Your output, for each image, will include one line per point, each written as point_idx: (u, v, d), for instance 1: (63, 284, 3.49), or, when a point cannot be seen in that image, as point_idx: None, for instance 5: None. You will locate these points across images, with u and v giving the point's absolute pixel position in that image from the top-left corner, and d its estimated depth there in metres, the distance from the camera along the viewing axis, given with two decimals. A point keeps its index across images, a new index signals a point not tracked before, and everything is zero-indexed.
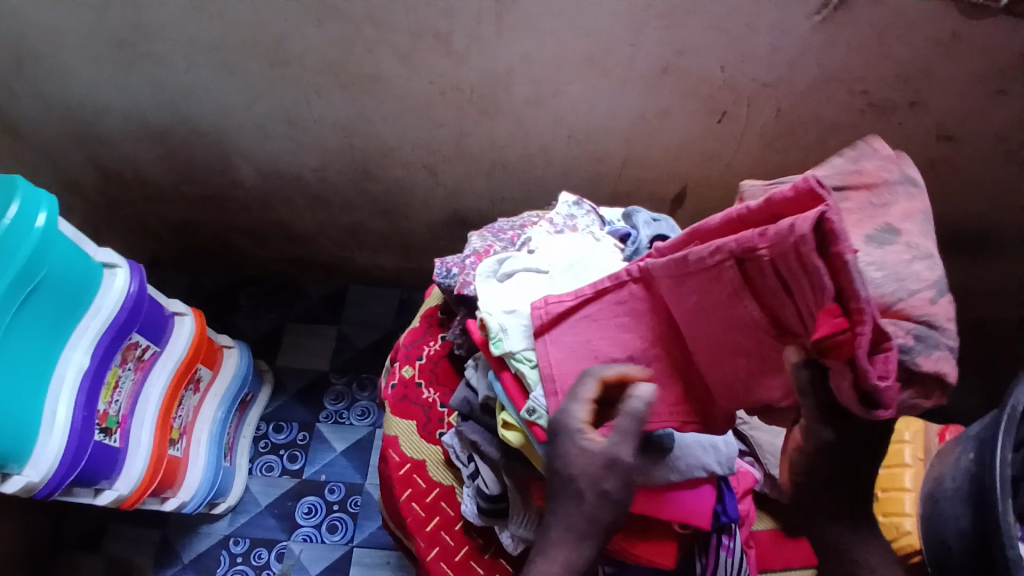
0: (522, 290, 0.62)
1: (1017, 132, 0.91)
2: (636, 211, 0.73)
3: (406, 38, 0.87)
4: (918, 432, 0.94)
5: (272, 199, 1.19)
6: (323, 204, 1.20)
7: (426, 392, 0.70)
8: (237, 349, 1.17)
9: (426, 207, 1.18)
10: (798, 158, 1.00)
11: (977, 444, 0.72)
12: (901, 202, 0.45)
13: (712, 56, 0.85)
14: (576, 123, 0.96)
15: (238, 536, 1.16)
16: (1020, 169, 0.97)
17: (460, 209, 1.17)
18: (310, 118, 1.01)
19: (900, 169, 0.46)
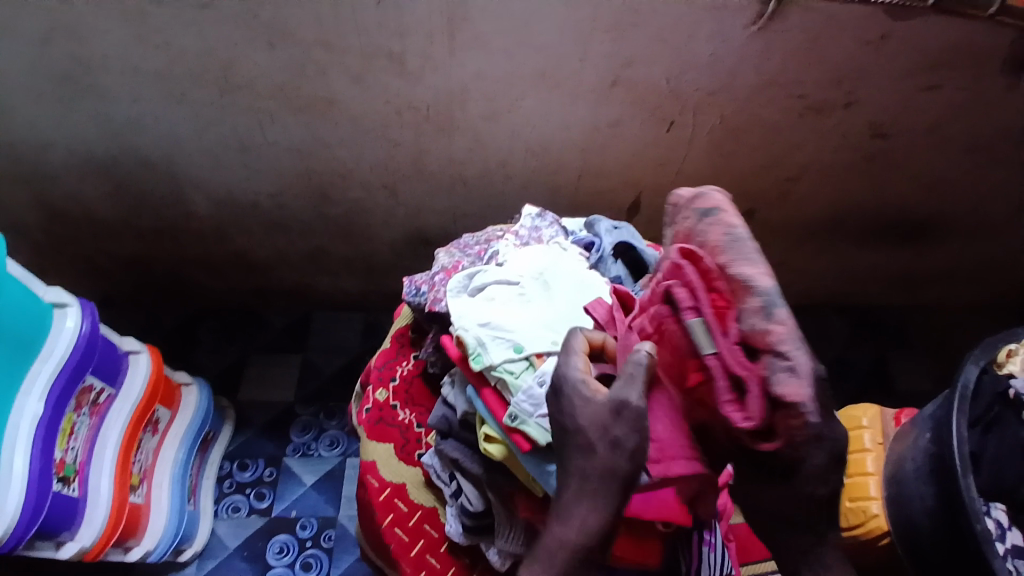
0: (494, 301, 0.63)
1: (943, 125, 0.97)
2: (598, 219, 0.74)
3: (358, 61, 0.87)
4: (875, 416, 0.92)
5: (227, 228, 1.16)
6: (281, 230, 1.17)
7: (401, 413, 0.69)
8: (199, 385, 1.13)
9: (387, 227, 1.17)
10: (747, 160, 1.04)
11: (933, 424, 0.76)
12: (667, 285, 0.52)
13: (658, 68, 0.89)
14: (532, 137, 0.98)
15: None
16: (948, 159, 1.04)
17: (421, 227, 1.17)
18: (263, 144, 0.99)
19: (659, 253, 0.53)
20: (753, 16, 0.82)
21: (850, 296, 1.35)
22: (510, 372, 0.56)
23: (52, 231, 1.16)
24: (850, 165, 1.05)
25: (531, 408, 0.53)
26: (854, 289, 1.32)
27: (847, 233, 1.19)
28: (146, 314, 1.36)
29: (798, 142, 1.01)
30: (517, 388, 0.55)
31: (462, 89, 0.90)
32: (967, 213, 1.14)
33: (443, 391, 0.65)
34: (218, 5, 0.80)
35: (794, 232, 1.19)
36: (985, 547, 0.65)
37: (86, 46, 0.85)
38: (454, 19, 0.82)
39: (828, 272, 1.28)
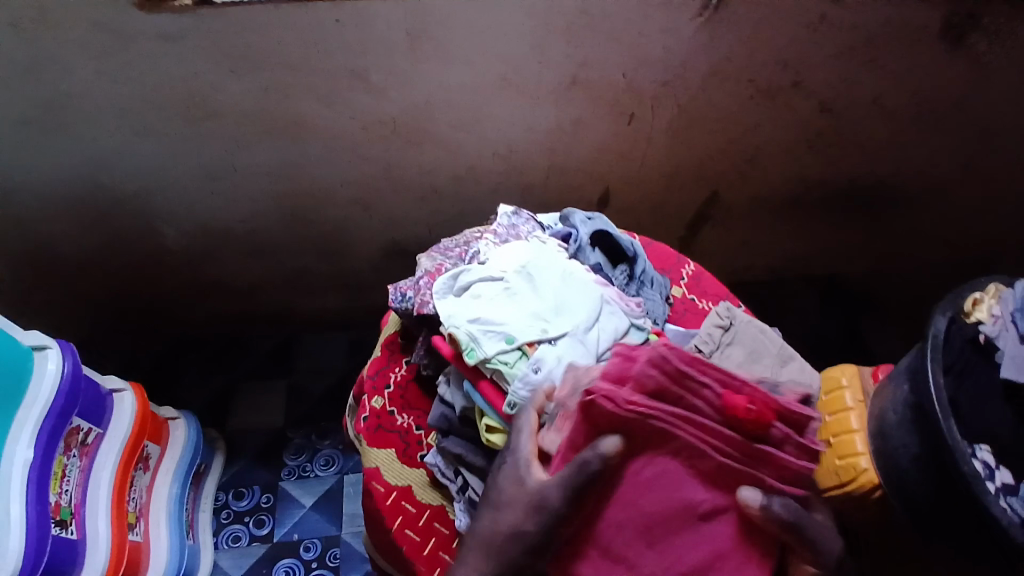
0: (481, 299, 0.65)
1: (884, 97, 1.03)
2: (571, 211, 0.76)
3: (323, 80, 0.88)
4: (852, 376, 0.95)
5: (202, 257, 1.15)
6: (256, 255, 1.17)
7: (399, 418, 0.70)
8: (185, 417, 1.12)
9: (363, 243, 1.18)
10: (706, 145, 1.08)
11: (909, 375, 0.80)
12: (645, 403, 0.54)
13: (613, 64, 0.92)
14: (499, 141, 1.00)
15: None
16: (891, 129, 1.10)
17: (397, 240, 1.18)
18: (233, 170, 0.99)
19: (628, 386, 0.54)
20: (698, 9, 0.87)
21: (816, 267, 1.41)
22: (505, 362, 0.58)
23: (20, 277, 1.13)
24: (803, 142, 1.10)
25: (527, 394, 0.57)
26: (818, 261, 1.38)
27: (806, 207, 1.24)
28: (122, 354, 1.34)
29: (752, 125, 1.06)
30: (513, 377, 0.57)
31: (427, 100, 0.92)
32: (914, 179, 1.20)
33: (439, 391, 0.67)
34: (179, 36, 0.81)
35: (757, 211, 1.24)
36: (974, 484, 0.69)
37: (45, 86, 0.84)
38: (414, 32, 0.84)
39: (792, 247, 1.33)
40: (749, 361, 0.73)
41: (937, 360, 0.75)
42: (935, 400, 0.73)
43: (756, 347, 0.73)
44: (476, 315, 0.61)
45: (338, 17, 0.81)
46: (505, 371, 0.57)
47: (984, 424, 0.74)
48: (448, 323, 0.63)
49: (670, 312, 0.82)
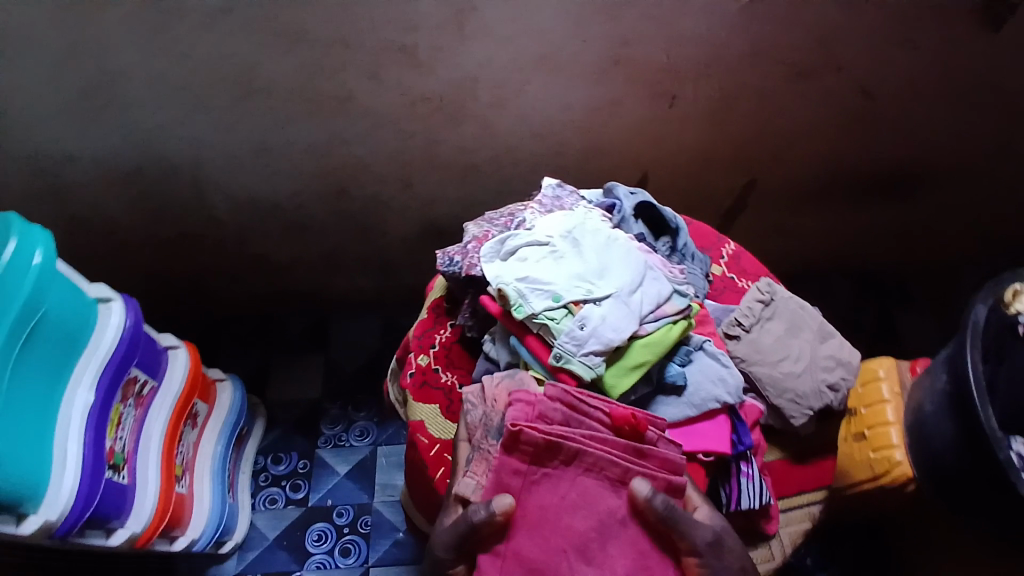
0: (528, 262, 0.66)
1: (925, 82, 1.03)
2: (615, 184, 0.78)
3: (375, 56, 0.91)
4: (892, 368, 0.89)
5: (248, 231, 1.19)
6: (300, 230, 1.21)
7: (443, 376, 0.73)
8: (230, 382, 1.16)
9: (403, 221, 1.21)
10: (743, 130, 1.09)
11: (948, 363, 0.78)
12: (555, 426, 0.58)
13: (655, 45, 0.94)
14: (541, 122, 1.02)
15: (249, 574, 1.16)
16: (932, 116, 1.09)
17: (437, 219, 1.21)
18: (283, 144, 1.03)
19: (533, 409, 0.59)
20: None
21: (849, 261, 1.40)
22: (551, 318, 0.60)
23: (78, 246, 1.19)
24: (841, 127, 1.10)
25: (571, 346, 0.58)
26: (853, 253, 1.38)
27: (841, 198, 1.25)
28: (168, 325, 1.39)
29: (791, 110, 1.06)
30: (559, 331, 0.59)
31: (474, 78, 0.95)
32: (953, 168, 1.20)
33: (483, 349, 0.69)
34: (240, 9, 0.85)
35: (792, 200, 1.24)
36: (1011, 472, 0.68)
37: (113, 57, 0.89)
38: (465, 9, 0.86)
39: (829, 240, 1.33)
40: (789, 335, 0.74)
41: (975, 345, 0.74)
42: (971, 384, 0.72)
43: (797, 321, 0.75)
44: (523, 274, 0.63)
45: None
46: (551, 325, 0.59)
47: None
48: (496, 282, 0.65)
49: (710, 289, 0.84)
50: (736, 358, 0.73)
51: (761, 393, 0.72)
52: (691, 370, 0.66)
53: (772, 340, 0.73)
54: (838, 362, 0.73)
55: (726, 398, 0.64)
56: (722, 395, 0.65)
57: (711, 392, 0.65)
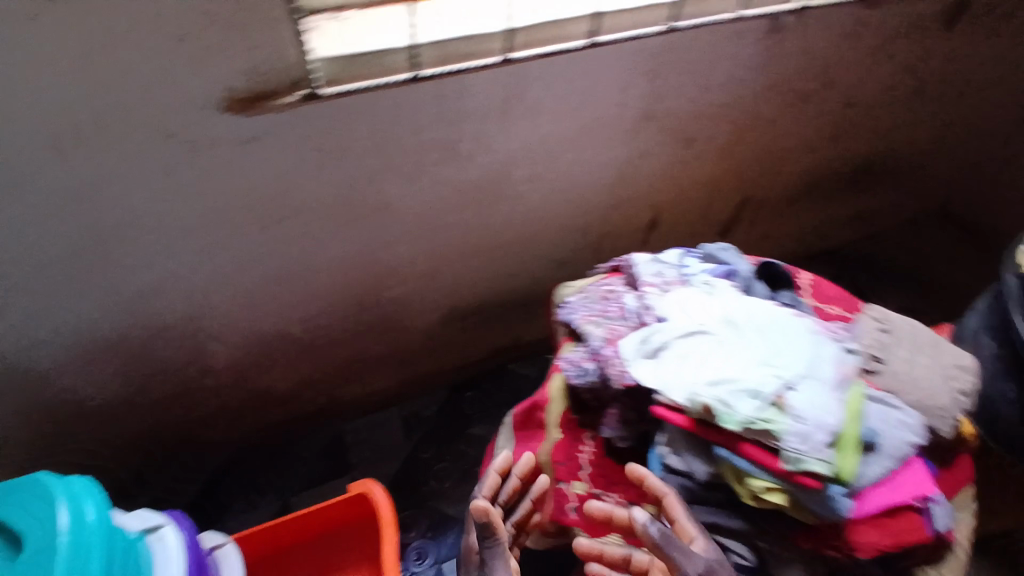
0: (691, 357, 0.64)
1: (866, 97, 1.11)
2: (711, 248, 0.78)
3: (392, 110, 0.72)
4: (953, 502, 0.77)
5: (250, 370, 1.02)
6: (311, 352, 1.05)
7: (606, 498, 0.70)
8: (238, 544, 0.86)
9: (411, 309, 1.08)
10: (746, 155, 1.11)
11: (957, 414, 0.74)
12: None
13: (684, 93, 0.91)
14: (572, 157, 0.93)
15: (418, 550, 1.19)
16: (890, 106, 1.17)
17: (453, 297, 1.10)
18: (300, 268, 0.87)
19: None
20: (764, 30, 0.87)
21: (859, 182, 1.35)
22: (767, 421, 0.57)
23: (40, 446, 0.95)
24: (825, 137, 1.16)
25: (806, 449, 0.55)
26: (862, 171, 1.32)
27: (865, 125, 1.18)
28: (160, 493, 1.16)
29: (831, 54, 0.97)
30: (782, 432, 0.56)
31: (504, 131, 0.82)
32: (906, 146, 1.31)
33: (658, 459, 0.65)
34: (272, 137, 0.69)
35: (779, 204, 1.32)
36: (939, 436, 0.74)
37: (109, 219, 0.71)
38: (467, 65, 0.69)
39: (801, 227, 1.42)
40: (913, 358, 0.75)
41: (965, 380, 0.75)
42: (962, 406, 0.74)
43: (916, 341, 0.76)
44: (709, 375, 0.60)
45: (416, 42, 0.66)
46: (770, 428, 0.57)
47: None
48: (663, 390, 0.62)
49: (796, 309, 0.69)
50: (895, 406, 0.67)
51: None
52: (874, 420, 0.65)
53: (907, 369, 0.74)
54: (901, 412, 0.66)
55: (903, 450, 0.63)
56: (909, 437, 0.64)
57: (900, 438, 0.64)
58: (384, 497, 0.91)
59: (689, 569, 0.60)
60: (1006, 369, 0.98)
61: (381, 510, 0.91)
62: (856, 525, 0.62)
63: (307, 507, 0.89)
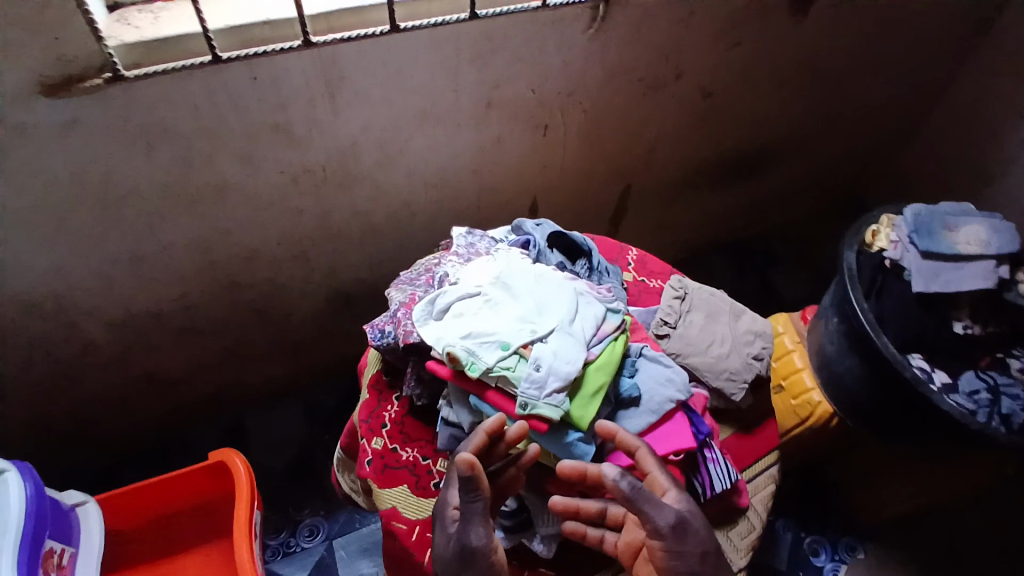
0: (464, 316, 0.68)
1: (719, 90, 1.19)
2: (520, 220, 0.81)
3: (211, 95, 0.80)
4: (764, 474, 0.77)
5: (133, 350, 1.09)
6: (195, 333, 1.12)
7: (404, 453, 0.73)
8: (99, 505, 0.91)
9: (289, 292, 1.14)
10: (607, 143, 1.19)
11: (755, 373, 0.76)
12: None
13: (521, 83, 0.98)
14: (419, 143, 0.99)
15: (309, 528, 1.24)
16: (749, 97, 1.24)
17: (332, 282, 1.16)
18: (158, 248, 0.95)
19: None
20: (589, 21, 0.94)
21: (739, 172, 1.43)
22: (507, 369, 0.61)
23: None
24: (689, 124, 1.24)
25: (536, 392, 0.60)
26: (739, 162, 1.40)
27: (727, 116, 1.26)
28: (61, 473, 1.23)
29: (667, 45, 1.05)
30: (519, 379, 0.61)
31: (337, 115, 0.89)
32: (779, 132, 1.38)
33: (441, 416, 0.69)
34: (92, 122, 0.76)
35: (663, 195, 1.37)
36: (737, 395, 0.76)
37: None
38: (264, 47, 0.76)
39: (692, 219, 1.48)
40: (709, 323, 0.78)
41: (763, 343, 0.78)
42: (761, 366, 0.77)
43: (713, 308, 0.79)
44: (469, 329, 0.65)
45: (206, 28, 0.73)
46: (509, 376, 0.61)
47: (909, 331, 0.90)
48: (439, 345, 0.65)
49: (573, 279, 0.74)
50: (667, 364, 0.70)
51: (702, 380, 0.75)
52: (640, 377, 0.69)
53: (696, 332, 0.77)
54: (671, 371, 0.69)
55: (670, 400, 0.67)
56: (673, 392, 0.67)
57: (664, 393, 0.67)
58: (243, 462, 0.97)
59: (659, 522, 0.57)
60: (848, 345, 0.96)
61: (239, 472, 0.96)
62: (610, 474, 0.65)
63: (168, 472, 0.94)
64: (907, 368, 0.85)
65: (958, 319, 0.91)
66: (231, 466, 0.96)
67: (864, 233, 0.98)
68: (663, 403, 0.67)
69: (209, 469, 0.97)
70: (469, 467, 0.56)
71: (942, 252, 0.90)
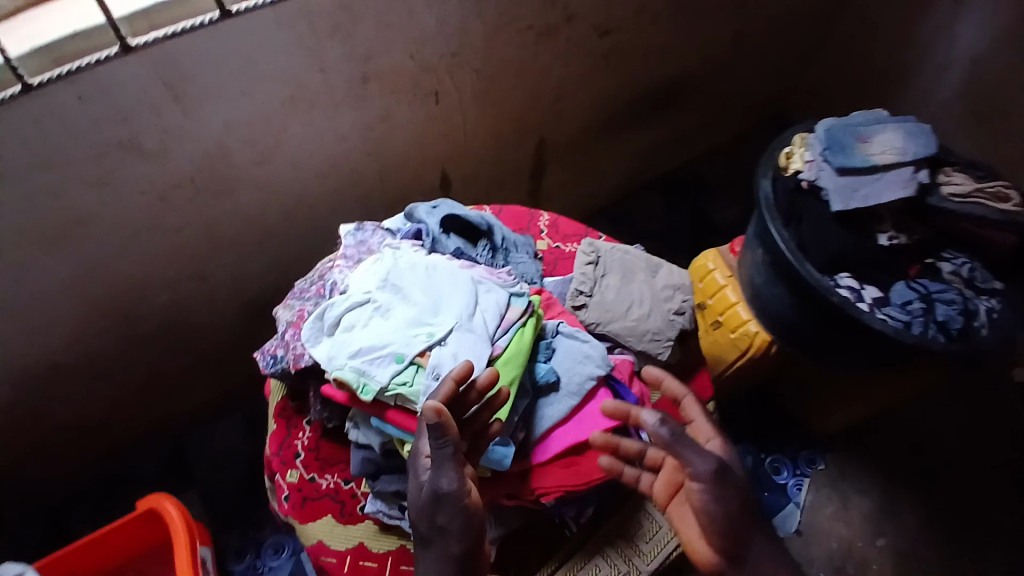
0: (355, 329, 0.61)
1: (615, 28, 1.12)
2: (413, 206, 0.73)
3: (31, 121, 0.67)
4: None
5: (32, 410, 0.96)
6: (101, 380, 1.00)
7: (323, 481, 0.67)
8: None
9: (195, 315, 1.03)
10: (512, 99, 1.10)
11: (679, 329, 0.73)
12: None
13: (397, 50, 0.89)
14: (298, 133, 0.89)
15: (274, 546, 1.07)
16: (653, 27, 1.17)
17: (243, 294, 1.06)
18: (22, 302, 0.83)
19: None
20: None
21: (656, 107, 1.36)
22: (403, 384, 0.55)
23: None
24: (594, 66, 1.16)
25: None
26: (654, 97, 1.34)
27: (631, 51, 1.19)
28: None
29: None
30: (417, 396, 0.55)
31: (192, 119, 0.77)
32: (691, 59, 1.31)
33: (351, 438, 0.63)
34: None
35: (581, 143, 1.31)
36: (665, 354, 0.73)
37: None
38: (80, 61, 0.65)
39: (617, 162, 1.42)
40: (625, 284, 0.75)
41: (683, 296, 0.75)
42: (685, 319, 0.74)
43: (627, 267, 0.76)
44: (358, 345, 0.58)
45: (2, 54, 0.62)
46: (405, 394, 0.55)
47: (842, 253, 0.86)
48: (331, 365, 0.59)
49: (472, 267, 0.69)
50: (583, 340, 0.66)
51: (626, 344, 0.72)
52: (557, 360, 0.64)
53: (614, 295, 0.74)
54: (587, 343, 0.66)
55: (592, 376, 0.62)
56: (592, 369, 0.63)
57: (582, 372, 0.63)
58: (174, 507, 0.87)
59: (699, 467, 0.53)
60: (775, 276, 0.93)
61: (172, 517, 0.86)
62: (538, 469, 0.61)
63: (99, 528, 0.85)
64: (833, 294, 0.82)
65: (882, 232, 0.87)
66: (165, 512, 0.87)
67: (779, 158, 0.95)
68: (582, 382, 0.62)
69: (142, 517, 0.87)
70: (436, 412, 0.49)
71: (858, 166, 0.86)
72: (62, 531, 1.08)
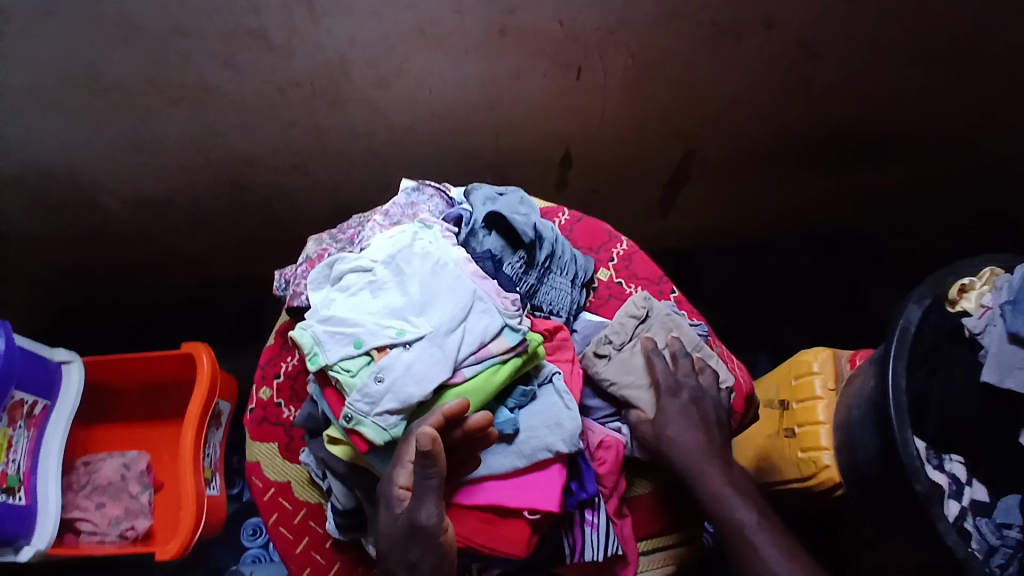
0: (344, 293, 0.59)
1: (825, 47, 0.91)
2: (476, 188, 0.69)
3: None
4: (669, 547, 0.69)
5: (151, 227, 1.11)
6: (208, 226, 1.13)
7: (286, 410, 0.69)
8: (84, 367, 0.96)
9: (293, 203, 1.09)
10: (666, 97, 0.97)
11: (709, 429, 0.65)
12: (107, 469, 0.97)
13: (544, 10, 0.82)
14: (418, 67, 0.87)
15: None
16: (875, 64, 0.95)
17: (336, 197, 1.09)
18: (153, 139, 0.94)
19: (116, 471, 0.97)
20: None
21: (854, 155, 1.11)
22: (346, 370, 0.53)
23: None
24: (779, 89, 0.97)
25: (363, 407, 0.52)
26: (855, 143, 1.09)
27: (841, 80, 0.97)
28: None
29: None
30: (352, 388, 0.53)
31: (317, 27, 0.80)
32: (918, 116, 1.04)
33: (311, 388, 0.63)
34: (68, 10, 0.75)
35: (738, 169, 1.13)
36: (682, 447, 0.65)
37: None
38: None
39: (777, 203, 1.20)
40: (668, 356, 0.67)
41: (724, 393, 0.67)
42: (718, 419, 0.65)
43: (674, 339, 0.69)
44: (334, 312, 0.56)
45: None
46: (342, 381, 0.53)
47: (960, 427, 0.67)
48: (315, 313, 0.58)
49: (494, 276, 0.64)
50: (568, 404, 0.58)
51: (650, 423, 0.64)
52: (525, 412, 0.58)
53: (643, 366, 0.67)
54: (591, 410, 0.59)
55: (555, 446, 0.56)
56: (555, 441, 0.56)
57: (542, 439, 0.56)
58: (208, 360, 0.97)
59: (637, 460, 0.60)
60: (873, 421, 0.74)
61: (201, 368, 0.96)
62: (456, 509, 0.56)
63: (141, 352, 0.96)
64: (920, 479, 0.64)
65: None
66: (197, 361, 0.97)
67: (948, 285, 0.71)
68: (541, 448, 0.56)
69: (181, 358, 0.98)
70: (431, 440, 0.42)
71: None
72: (152, 333, 1.27)
